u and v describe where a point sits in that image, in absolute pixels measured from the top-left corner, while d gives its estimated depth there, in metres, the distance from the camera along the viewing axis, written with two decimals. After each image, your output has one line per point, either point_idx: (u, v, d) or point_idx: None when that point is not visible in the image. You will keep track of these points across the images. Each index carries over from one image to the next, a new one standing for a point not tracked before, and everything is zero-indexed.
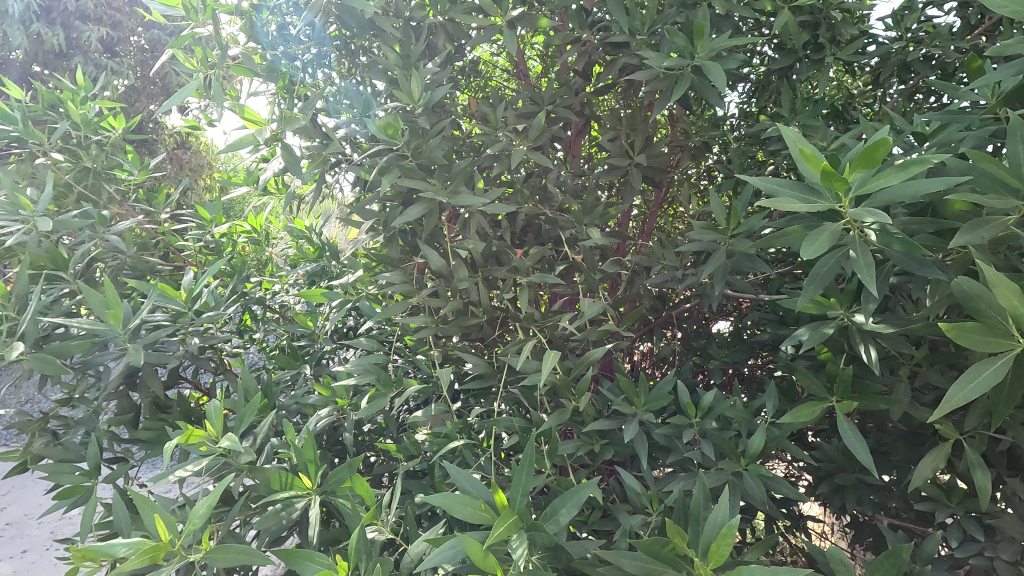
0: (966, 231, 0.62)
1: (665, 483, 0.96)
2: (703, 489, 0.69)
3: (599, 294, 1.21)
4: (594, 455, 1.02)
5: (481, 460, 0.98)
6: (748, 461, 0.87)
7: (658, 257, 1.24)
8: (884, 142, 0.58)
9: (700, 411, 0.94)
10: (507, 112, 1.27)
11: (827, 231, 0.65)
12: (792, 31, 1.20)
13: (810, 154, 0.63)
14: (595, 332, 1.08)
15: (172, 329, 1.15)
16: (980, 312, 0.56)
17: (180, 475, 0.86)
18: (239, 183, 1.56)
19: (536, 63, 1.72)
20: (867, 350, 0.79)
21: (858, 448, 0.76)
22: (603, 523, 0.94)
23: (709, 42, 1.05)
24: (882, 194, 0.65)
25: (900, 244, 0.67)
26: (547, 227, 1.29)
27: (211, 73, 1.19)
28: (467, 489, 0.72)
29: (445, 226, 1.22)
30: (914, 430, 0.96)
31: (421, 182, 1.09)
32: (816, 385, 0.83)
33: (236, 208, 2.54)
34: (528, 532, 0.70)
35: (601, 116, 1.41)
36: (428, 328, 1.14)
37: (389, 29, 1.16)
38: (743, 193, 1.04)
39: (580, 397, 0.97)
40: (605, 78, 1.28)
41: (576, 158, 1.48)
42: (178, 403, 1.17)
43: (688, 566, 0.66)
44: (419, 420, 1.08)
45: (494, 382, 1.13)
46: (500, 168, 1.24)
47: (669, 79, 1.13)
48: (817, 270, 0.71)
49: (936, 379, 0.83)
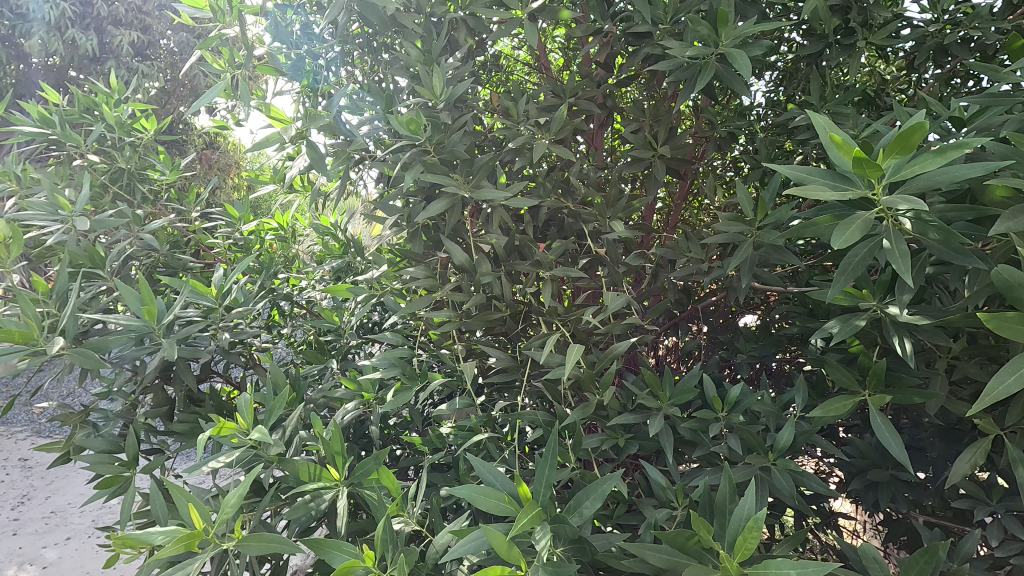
0: (1008, 218, 0.59)
1: (691, 477, 0.95)
2: (730, 483, 0.68)
3: (623, 287, 1.20)
4: (619, 450, 1.02)
5: (506, 454, 0.98)
6: (777, 456, 0.86)
7: (683, 249, 1.22)
8: (920, 127, 0.56)
9: (727, 405, 0.93)
10: (530, 105, 1.26)
11: (859, 220, 0.63)
12: (823, 16, 1.17)
13: (841, 140, 0.61)
14: (619, 326, 1.07)
15: (203, 324, 1.17)
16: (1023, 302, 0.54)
17: (213, 466, 0.89)
18: (266, 180, 1.59)
19: (557, 55, 1.71)
20: (902, 343, 0.77)
21: (892, 444, 0.74)
22: (628, 518, 0.93)
23: (733, 30, 1.03)
24: (917, 181, 0.62)
25: (937, 232, 0.65)
26: (570, 221, 1.29)
27: (238, 73, 1.21)
28: (491, 481, 0.73)
29: (468, 220, 1.22)
30: (951, 426, 0.93)
31: (443, 176, 1.09)
32: (847, 379, 0.81)
33: (264, 206, 2.60)
34: (552, 524, 0.70)
35: (625, 108, 1.39)
36: (452, 322, 1.15)
37: (411, 25, 1.17)
38: (771, 183, 1.02)
39: (605, 391, 0.96)
40: (628, 69, 1.27)
41: (598, 151, 1.47)
42: (210, 396, 1.20)
43: (714, 560, 0.65)
44: (444, 414, 1.09)
45: (517, 376, 1.13)
46: (522, 162, 1.24)
47: (693, 68, 1.10)
48: (847, 261, 0.69)
49: (975, 372, 0.80)
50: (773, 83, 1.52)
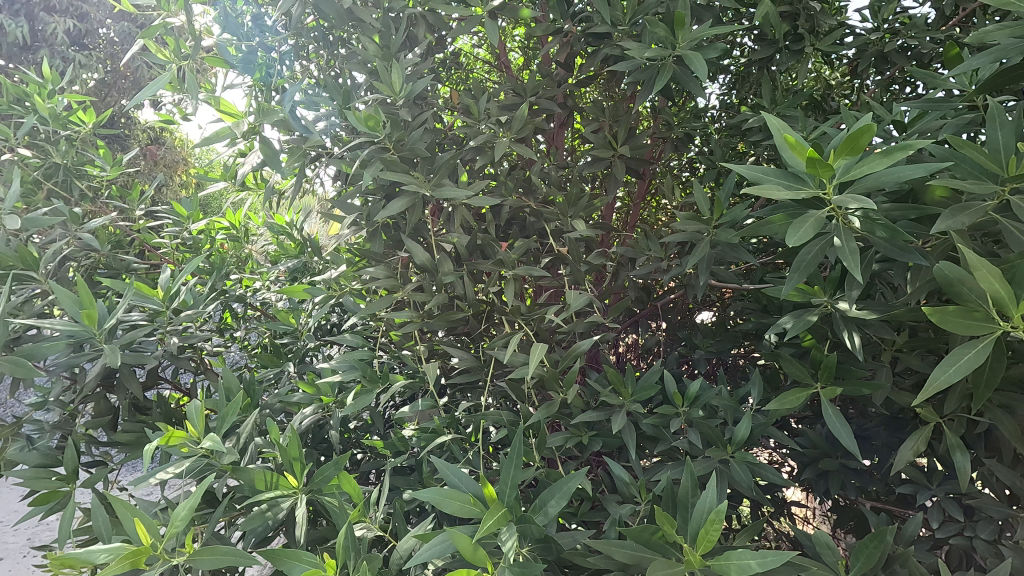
0: (948, 216, 0.62)
1: (653, 472, 0.96)
2: (692, 477, 0.69)
3: (584, 285, 1.21)
4: (583, 447, 1.02)
5: (470, 455, 0.97)
6: (735, 449, 0.88)
7: (642, 248, 1.24)
8: (868, 128, 0.59)
9: (686, 400, 0.94)
10: (490, 104, 1.25)
11: (812, 218, 0.65)
12: (774, 21, 1.21)
13: (794, 141, 0.63)
14: (581, 324, 1.07)
15: (149, 329, 1.11)
16: (962, 296, 0.57)
17: (161, 478, 0.84)
18: (216, 177, 1.53)
19: (516, 54, 1.71)
20: (851, 337, 0.80)
21: (842, 434, 0.77)
22: (592, 515, 0.94)
23: (690, 32, 1.05)
24: (865, 181, 0.65)
25: (883, 230, 0.67)
26: (532, 219, 1.28)
27: (184, 64, 1.14)
28: (455, 483, 0.71)
29: (429, 219, 1.20)
30: (895, 414, 0.98)
31: (404, 174, 1.06)
32: (801, 372, 0.84)
33: (214, 204, 2.50)
34: (517, 524, 0.69)
35: (584, 108, 1.41)
36: (414, 322, 1.13)
37: (368, 20, 1.14)
38: (726, 182, 1.04)
39: (568, 389, 0.96)
40: (587, 69, 1.28)
41: (559, 150, 1.47)
42: (157, 403, 1.14)
43: (677, 553, 0.66)
44: (406, 416, 1.07)
45: (481, 376, 1.12)
46: (483, 161, 1.23)
47: (651, 70, 1.12)
48: (801, 258, 0.72)
49: (917, 364, 0.83)
50: (726, 85, 1.55)
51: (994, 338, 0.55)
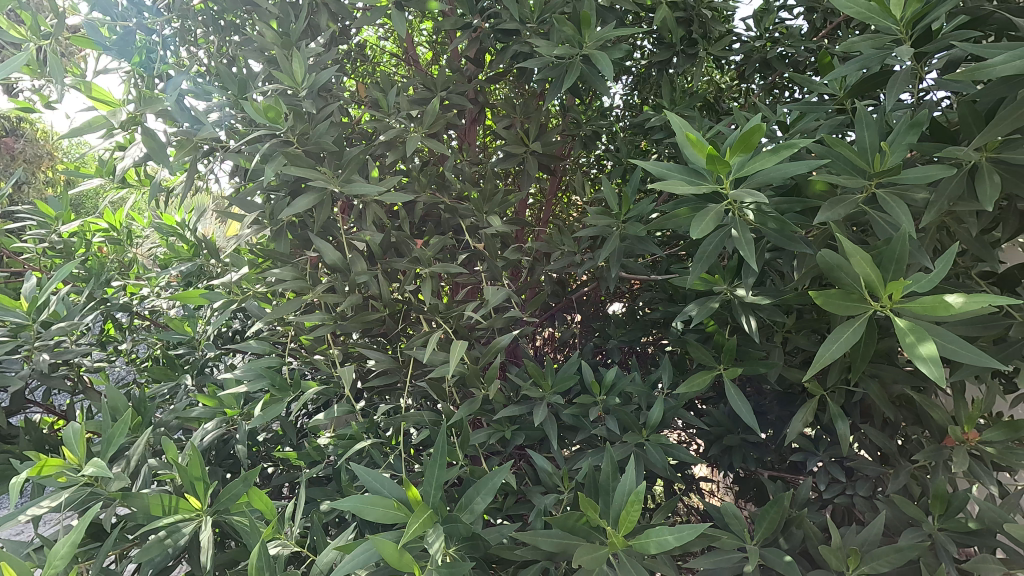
0: (827, 208, 0.68)
1: (574, 460, 0.98)
2: (612, 462, 0.71)
3: (502, 281, 1.21)
4: (506, 442, 1.02)
5: (390, 459, 0.94)
6: (649, 432, 0.92)
7: (557, 243, 1.27)
8: (758, 128, 0.63)
9: (604, 389, 0.97)
10: (400, 98, 1.22)
11: (712, 212, 0.69)
12: (671, 26, 1.28)
13: (695, 139, 0.66)
14: (500, 320, 1.07)
15: (12, 345, 0.98)
16: (840, 280, 0.63)
17: (33, 515, 0.74)
18: (89, 173, 1.36)
19: (424, 49, 1.68)
20: (748, 321, 0.86)
21: (744, 411, 0.83)
22: (518, 508, 0.95)
23: (596, 32, 1.08)
24: (757, 177, 0.70)
25: (774, 222, 0.73)
26: (447, 216, 1.27)
27: (46, 45, 1.01)
28: (377, 488, 0.69)
29: (339, 217, 1.15)
30: (786, 390, 1.07)
31: (309, 169, 1.01)
32: (705, 356, 0.89)
33: (88, 203, 2.24)
34: (444, 525, 0.68)
35: (496, 105, 1.41)
36: (326, 325, 1.08)
37: (265, 5, 1.07)
38: (633, 178, 1.09)
39: (490, 385, 0.96)
40: (498, 66, 1.28)
41: (471, 146, 1.47)
42: (26, 430, 1.00)
43: (601, 537, 0.67)
44: (321, 423, 1.02)
45: (399, 377, 1.09)
46: (394, 157, 1.19)
47: (560, 67, 1.14)
48: (703, 249, 0.76)
49: (804, 342, 0.92)
50: (629, 86, 1.62)
51: (867, 316, 0.61)
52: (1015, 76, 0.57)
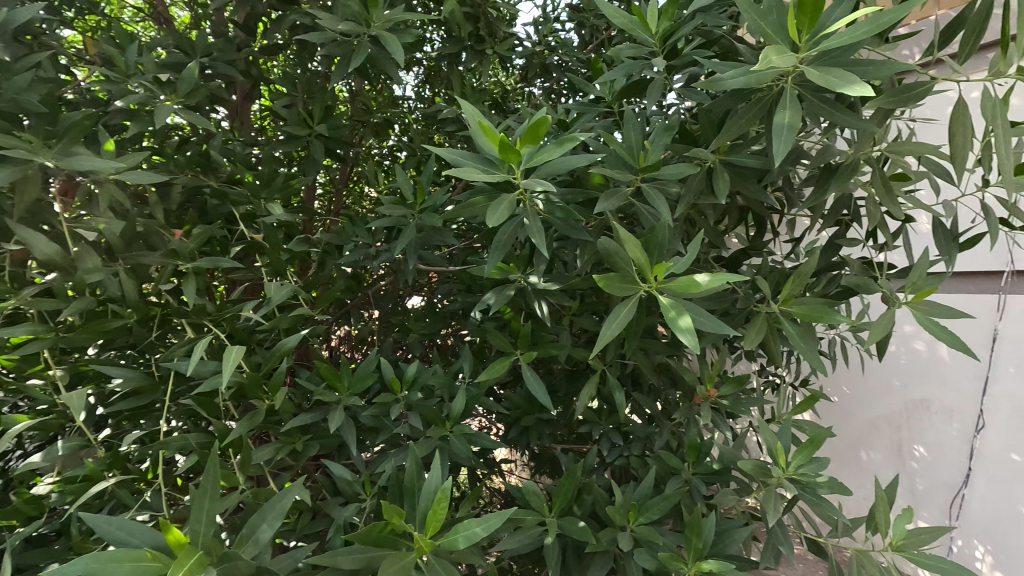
0: (604, 200, 0.74)
1: (377, 464, 0.93)
2: (416, 457, 0.64)
3: (287, 276, 1.09)
4: (297, 455, 0.92)
5: (145, 497, 0.77)
6: (453, 423, 0.90)
7: (349, 234, 1.20)
8: (545, 121, 0.64)
9: (405, 385, 0.92)
10: (146, 59, 1.01)
11: (506, 201, 0.70)
12: (459, 20, 1.29)
13: (487, 128, 0.67)
14: (286, 319, 0.96)
15: None
16: (617, 266, 0.68)
17: None
18: None
19: (179, 8, 1.43)
20: (541, 306, 0.91)
21: (540, 392, 0.87)
22: (314, 526, 0.86)
23: (384, 13, 1.02)
24: (545, 168, 0.72)
25: (561, 212, 0.77)
26: (215, 203, 1.08)
27: None
28: (122, 537, 0.54)
29: (58, 201, 0.90)
30: (573, 368, 1.16)
31: (4, 136, 0.76)
32: (504, 343, 0.91)
33: None
34: (219, 566, 0.57)
35: (273, 80, 1.26)
36: (41, 340, 0.84)
37: None
38: (427, 167, 1.07)
39: (275, 393, 0.85)
40: (273, 36, 1.14)
41: (245, 126, 1.30)
42: None
43: (408, 541, 0.63)
44: (37, 468, 0.78)
45: (156, 396, 0.90)
46: (138, 129, 0.98)
47: (345, 45, 1.05)
48: (498, 239, 0.77)
49: (587, 323, 0.99)
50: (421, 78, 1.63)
51: (640, 297, 0.67)
52: (738, 91, 0.68)
